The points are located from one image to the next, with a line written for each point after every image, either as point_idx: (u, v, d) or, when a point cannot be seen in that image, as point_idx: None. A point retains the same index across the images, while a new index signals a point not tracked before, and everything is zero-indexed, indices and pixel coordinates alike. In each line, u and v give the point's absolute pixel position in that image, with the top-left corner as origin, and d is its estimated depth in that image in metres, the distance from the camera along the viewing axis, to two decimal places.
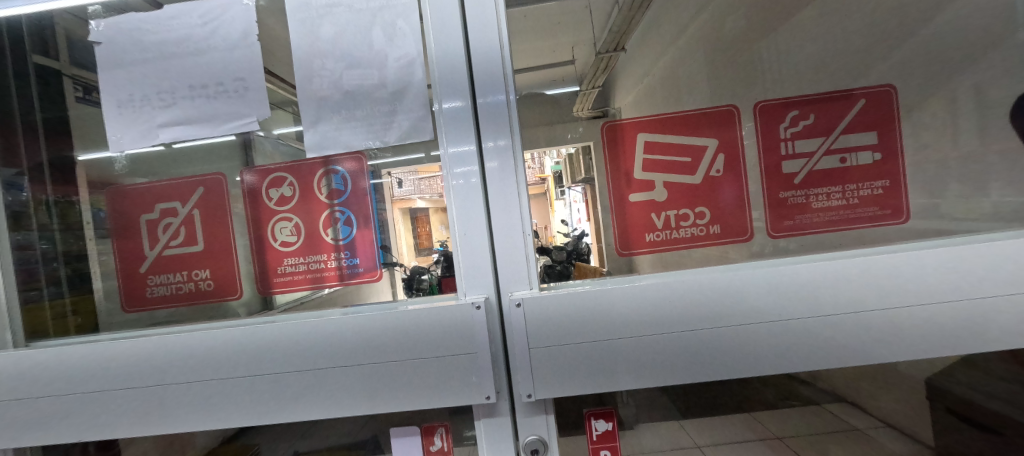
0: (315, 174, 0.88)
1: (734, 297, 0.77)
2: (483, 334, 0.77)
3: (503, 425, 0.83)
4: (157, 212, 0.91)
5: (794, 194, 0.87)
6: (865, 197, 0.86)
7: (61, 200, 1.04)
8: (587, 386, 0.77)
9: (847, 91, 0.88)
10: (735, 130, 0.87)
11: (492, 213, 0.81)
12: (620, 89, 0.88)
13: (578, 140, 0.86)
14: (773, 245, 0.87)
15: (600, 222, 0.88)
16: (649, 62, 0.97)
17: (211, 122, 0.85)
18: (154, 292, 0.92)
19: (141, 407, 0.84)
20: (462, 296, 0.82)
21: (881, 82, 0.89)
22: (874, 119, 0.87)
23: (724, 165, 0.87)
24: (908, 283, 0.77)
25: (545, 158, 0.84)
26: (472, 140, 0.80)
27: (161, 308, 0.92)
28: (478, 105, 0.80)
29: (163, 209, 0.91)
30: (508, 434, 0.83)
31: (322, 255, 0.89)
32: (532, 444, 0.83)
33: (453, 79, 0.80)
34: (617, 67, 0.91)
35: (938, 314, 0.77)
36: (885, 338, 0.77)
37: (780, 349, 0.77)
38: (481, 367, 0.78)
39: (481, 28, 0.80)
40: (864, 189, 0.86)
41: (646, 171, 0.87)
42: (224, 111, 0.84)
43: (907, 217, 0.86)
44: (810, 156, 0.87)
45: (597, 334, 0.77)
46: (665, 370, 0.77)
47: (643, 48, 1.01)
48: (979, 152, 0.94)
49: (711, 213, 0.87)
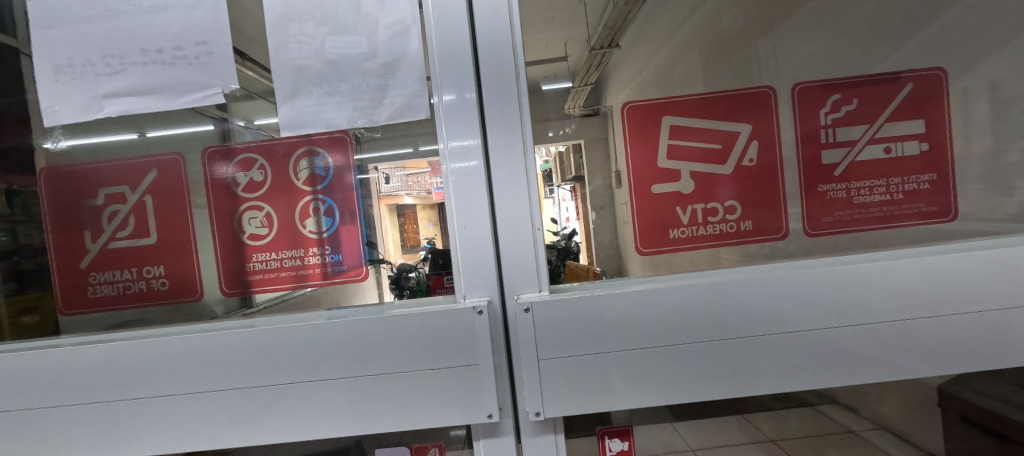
0: (292, 158, 0.80)
1: (751, 305, 0.72)
2: (485, 343, 0.70)
3: (506, 446, 0.75)
4: (102, 199, 0.82)
5: (834, 187, 0.82)
6: (910, 192, 0.82)
7: (23, 190, 0.92)
8: (592, 406, 0.71)
9: (894, 74, 0.84)
10: (770, 114, 0.82)
11: (497, 209, 0.74)
12: (614, 87, 0.87)
13: (567, 138, 0.80)
14: (780, 244, 0.82)
15: (588, 222, 0.85)
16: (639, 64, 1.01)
17: (165, 93, 0.75)
18: (97, 291, 0.83)
19: (92, 425, 0.74)
20: (462, 299, 0.75)
21: (931, 65, 0.86)
22: (921, 105, 0.83)
23: (758, 154, 0.81)
24: (932, 287, 0.73)
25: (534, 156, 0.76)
26: (477, 130, 0.73)
27: (106, 309, 0.83)
28: (484, 100, 0.73)
29: (108, 195, 0.82)
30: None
31: (303, 250, 0.80)
32: None
33: (454, 59, 0.72)
34: (609, 65, 0.94)
35: (963, 321, 0.73)
36: (907, 348, 0.73)
37: (800, 362, 0.72)
38: (484, 380, 0.71)
39: (486, 9, 0.72)
40: (909, 183, 0.82)
41: (664, 163, 0.81)
42: (181, 80, 0.74)
43: (955, 215, 0.83)
44: (852, 145, 0.82)
45: (613, 345, 0.71)
46: (683, 386, 0.71)
47: (632, 53, 1.04)
48: (1003, 150, 0.90)
49: (744, 207, 0.82)
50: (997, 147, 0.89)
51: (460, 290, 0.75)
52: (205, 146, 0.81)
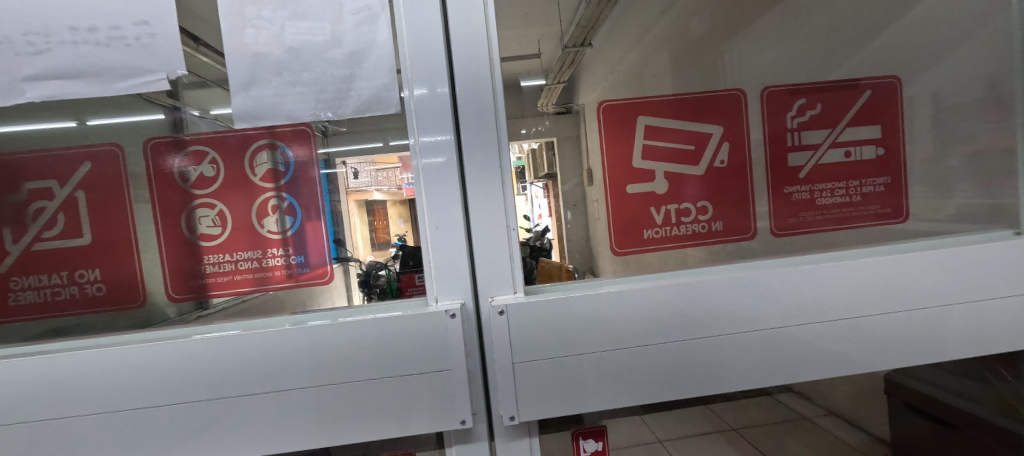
0: (247, 152, 0.75)
1: (720, 304, 0.74)
2: (459, 346, 0.69)
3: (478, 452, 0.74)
4: (26, 194, 0.74)
5: (798, 189, 0.86)
6: (867, 194, 0.87)
7: None
8: (567, 408, 0.71)
9: (855, 81, 0.88)
10: (740, 117, 0.84)
11: (471, 207, 0.72)
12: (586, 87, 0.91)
13: (539, 136, 0.81)
14: (745, 244, 0.84)
15: (563, 221, 0.85)
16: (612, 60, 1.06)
17: (100, 78, 0.68)
18: (18, 298, 0.74)
19: (18, 447, 0.67)
20: (434, 302, 0.73)
21: (886, 73, 0.91)
22: (877, 111, 0.88)
23: (729, 155, 0.83)
24: (882, 284, 0.77)
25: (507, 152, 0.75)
26: (449, 127, 0.70)
27: (26, 317, 0.75)
28: (459, 97, 0.70)
29: (33, 190, 0.74)
30: None
31: (262, 251, 0.76)
32: None
33: (427, 53, 0.70)
34: (582, 63, 0.96)
35: (909, 315, 0.78)
36: (859, 342, 0.77)
37: (764, 358, 0.75)
38: (458, 384, 0.69)
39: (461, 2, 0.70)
40: (866, 186, 0.87)
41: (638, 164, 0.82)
42: (118, 63, 0.68)
43: (905, 217, 0.89)
44: (815, 149, 0.86)
45: (588, 345, 0.71)
46: (655, 385, 0.72)
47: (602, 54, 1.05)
48: (944, 155, 0.96)
49: (715, 208, 0.84)
50: (937, 153, 0.96)
51: (432, 291, 0.73)
52: (147, 137, 0.75)
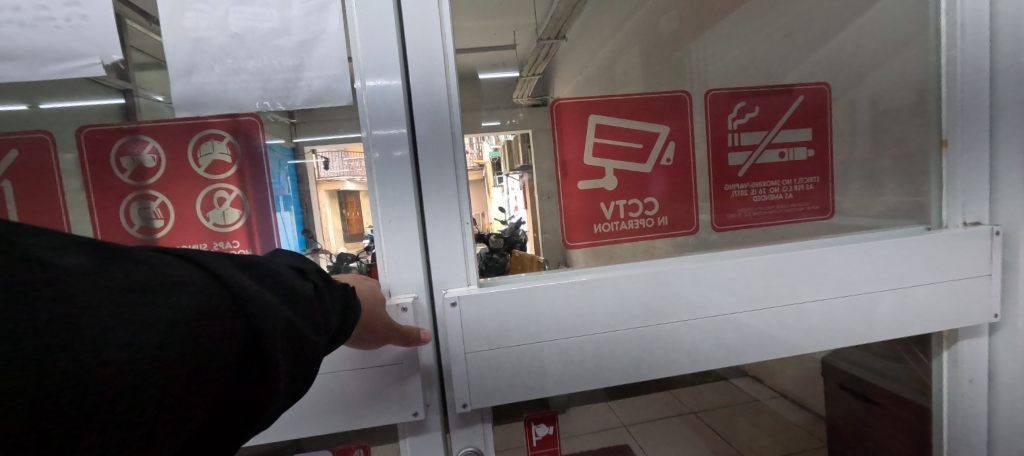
0: (189, 141, 0.71)
1: (669, 294, 0.78)
2: (407, 343, 0.69)
3: (431, 442, 0.76)
4: None
5: (737, 187, 0.91)
6: (798, 193, 0.93)
7: None
8: (519, 395, 0.73)
9: (789, 86, 0.93)
10: (684, 118, 0.88)
11: (425, 200, 0.73)
12: (562, 79, 0.84)
13: (516, 127, 0.80)
14: (687, 238, 0.89)
15: (537, 212, 0.84)
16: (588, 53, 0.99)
17: (26, 61, 0.64)
18: None
19: None
20: (388, 296, 0.73)
21: (816, 80, 0.96)
22: (811, 114, 0.94)
23: (675, 154, 0.87)
24: (817, 275, 0.83)
25: (483, 143, 0.79)
26: (402, 120, 0.70)
27: None
28: (413, 90, 0.71)
29: None
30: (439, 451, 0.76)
31: (210, 245, 0.73)
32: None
33: (376, 43, 0.69)
34: (556, 57, 0.87)
35: (839, 303, 0.85)
36: (795, 328, 0.83)
37: (708, 344, 0.80)
38: (410, 379, 0.70)
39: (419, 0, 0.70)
40: (797, 184, 0.93)
41: (591, 161, 0.84)
42: (46, 46, 0.64)
43: (832, 214, 0.96)
44: (752, 150, 0.91)
45: (539, 334, 0.73)
46: (606, 371, 0.76)
47: (579, 45, 0.98)
48: (878, 156, 1.04)
49: (660, 204, 0.87)
50: (874, 154, 1.03)
51: (385, 285, 0.73)
52: (77, 127, 0.69)
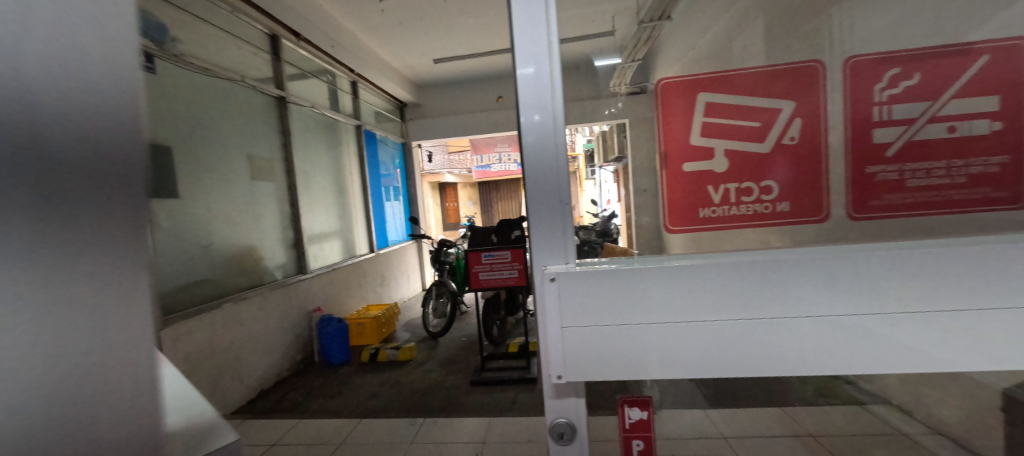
0: None
1: (781, 280, 0.90)
2: (551, 301, 0.91)
3: (559, 410, 0.97)
4: None
5: (885, 170, 0.96)
6: (974, 174, 0.95)
7: None
8: (621, 373, 0.91)
9: (891, 52, 0.94)
10: (818, 94, 0.94)
11: (528, 200, 0.93)
12: (660, 64, 0.99)
13: (616, 116, 1.00)
14: (817, 224, 0.97)
15: (661, 201, 1.01)
16: (696, 33, 1.05)
17: None
18: None
19: None
20: (542, 268, 0.95)
21: (1009, 35, 0.93)
22: (984, 85, 0.93)
23: (800, 132, 0.95)
24: (936, 264, 0.88)
25: (579, 136, 1.03)
26: (536, 112, 0.92)
27: None
28: (544, 80, 0.91)
29: None
30: (551, 420, 0.97)
31: None
32: (561, 427, 0.97)
33: (534, 36, 0.91)
34: (660, 35, 1.03)
35: (971, 301, 0.87)
36: (916, 318, 0.89)
37: (819, 333, 0.90)
38: (549, 346, 0.93)
39: (534, 24, 0.90)
40: (974, 165, 0.95)
41: (685, 170, 0.99)
42: None
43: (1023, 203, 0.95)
44: (911, 122, 0.95)
45: (650, 301, 0.91)
46: (709, 362, 0.91)
47: (684, 23, 1.07)
48: None
49: (781, 189, 0.97)
50: None
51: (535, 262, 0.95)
52: None
